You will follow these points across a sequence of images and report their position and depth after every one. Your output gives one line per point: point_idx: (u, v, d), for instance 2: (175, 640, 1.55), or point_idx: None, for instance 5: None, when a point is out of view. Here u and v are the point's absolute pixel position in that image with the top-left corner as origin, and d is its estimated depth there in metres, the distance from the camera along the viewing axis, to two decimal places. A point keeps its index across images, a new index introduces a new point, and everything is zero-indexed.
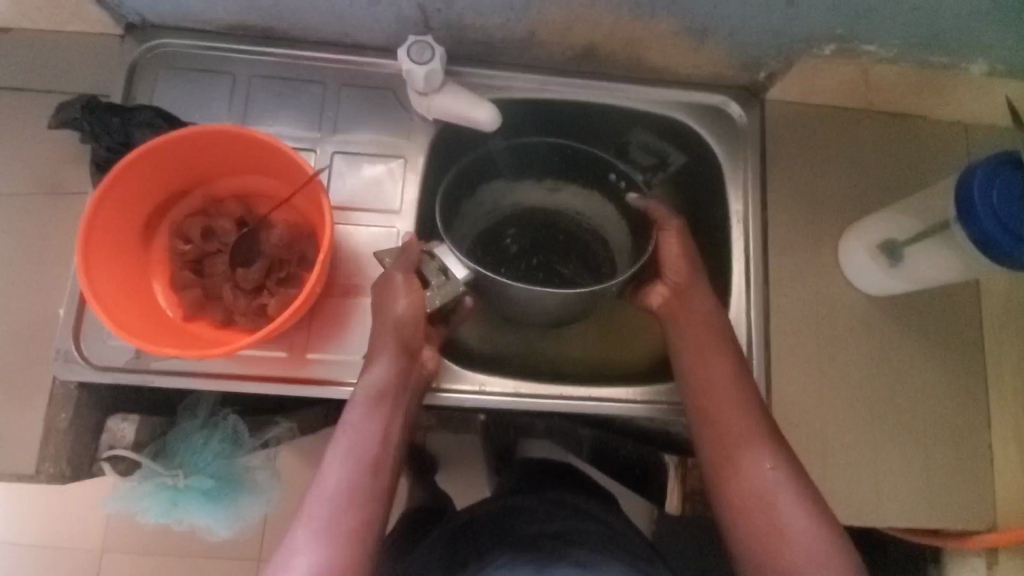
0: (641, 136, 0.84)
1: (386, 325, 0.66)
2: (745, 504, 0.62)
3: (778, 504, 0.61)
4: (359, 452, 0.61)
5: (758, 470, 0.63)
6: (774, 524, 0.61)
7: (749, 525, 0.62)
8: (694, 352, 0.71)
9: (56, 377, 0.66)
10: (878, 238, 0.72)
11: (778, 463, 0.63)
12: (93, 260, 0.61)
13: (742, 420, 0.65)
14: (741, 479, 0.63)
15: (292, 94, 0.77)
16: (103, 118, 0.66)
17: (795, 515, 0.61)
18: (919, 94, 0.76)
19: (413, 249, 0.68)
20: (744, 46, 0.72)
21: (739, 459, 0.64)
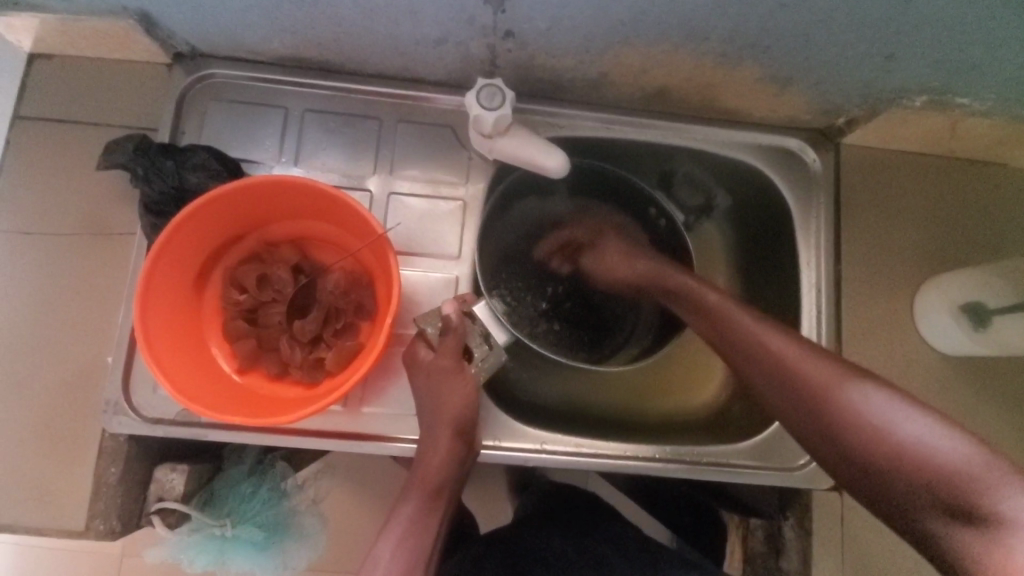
0: (692, 172, 0.81)
1: (444, 418, 0.64)
2: (874, 454, 0.47)
3: (915, 434, 0.45)
4: (407, 545, 0.62)
5: (872, 404, 0.48)
6: (924, 461, 0.44)
7: (895, 479, 0.45)
8: (746, 330, 0.60)
9: (105, 430, 0.64)
10: (961, 299, 0.70)
11: (887, 391, 0.49)
12: (150, 316, 0.58)
13: (823, 370, 0.52)
14: (851, 425, 0.49)
15: (347, 130, 0.73)
16: (155, 161, 0.63)
17: (941, 435, 0.45)
18: (1005, 145, 0.72)
19: (457, 321, 0.66)
20: (827, 94, 0.68)
21: (840, 407, 0.50)
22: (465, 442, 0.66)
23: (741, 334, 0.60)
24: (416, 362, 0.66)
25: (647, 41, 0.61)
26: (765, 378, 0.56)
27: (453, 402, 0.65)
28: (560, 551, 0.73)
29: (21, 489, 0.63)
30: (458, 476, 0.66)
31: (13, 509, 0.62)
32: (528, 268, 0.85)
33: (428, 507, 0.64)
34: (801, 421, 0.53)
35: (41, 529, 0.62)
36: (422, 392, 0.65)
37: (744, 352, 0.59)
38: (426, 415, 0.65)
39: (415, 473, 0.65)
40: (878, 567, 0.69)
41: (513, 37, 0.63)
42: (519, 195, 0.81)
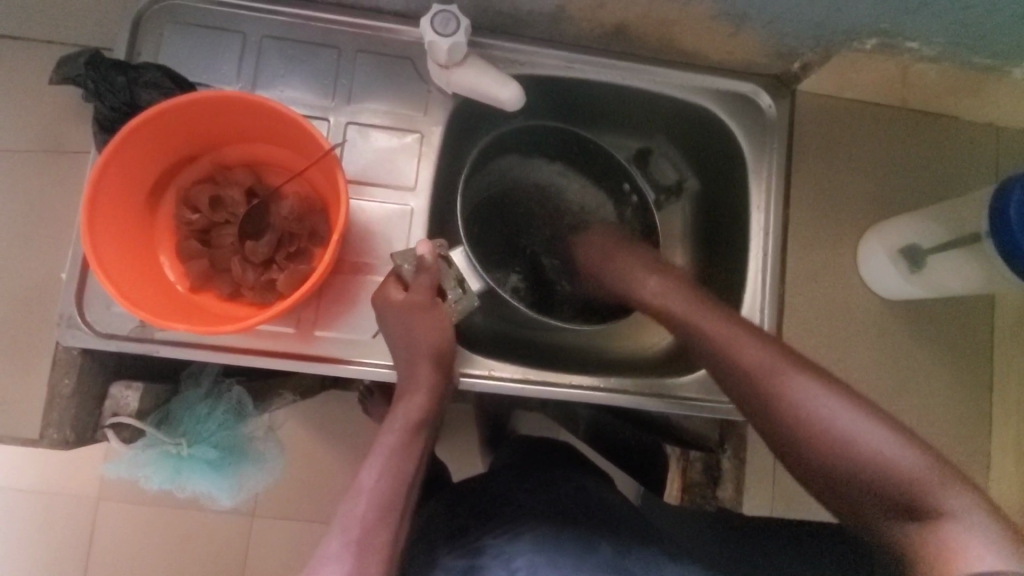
0: (666, 146, 0.86)
1: (420, 353, 0.66)
2: (848, 465, 0.52)
3: (874, 447, 0.51)
4: (390, 475, 0.61)
5: (826, 415, 0.54)
6: (880, 466, 0.51)
7: (870, 494, 0.52)
8: (748, 366, 0.59)
9: (59, 342, 0.65)
10: (901, 243, 0.71)
11: (847, 402, 0.54)
12: (98, 228, 0.59)
13: (792, 376, 0.56)
14: (824, 443, 0.53)
15: (306, 59, 0.73)
16: (107, 75, 0.64)
17: (897, 447, 0.51)
18: (955, 95, 0.74)
19: (432, 261, 0.67)
20: (781, 34, 0.69)
21: (816, 424, 0.54)
22: (443, 374, 0.68)
23: (752, 374, 0.58)
24: (386, 304, 0.67)
25: None
26: (756, 404, 0.58)
27: (427, 335, 0.66)
28: (523, 499, 0.76)
29: None
30: (438, 410, 0.68)
31: None
32: (497, 229, 0.87)
33: (409, 438, 0.64)
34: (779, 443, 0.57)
35: None
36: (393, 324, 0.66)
37: (744, 387, 0.59)
38: (401, 352, 0.67)
39: (397, 408, 0.66)
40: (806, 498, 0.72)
41: None
42: (500, 151, 0.82)
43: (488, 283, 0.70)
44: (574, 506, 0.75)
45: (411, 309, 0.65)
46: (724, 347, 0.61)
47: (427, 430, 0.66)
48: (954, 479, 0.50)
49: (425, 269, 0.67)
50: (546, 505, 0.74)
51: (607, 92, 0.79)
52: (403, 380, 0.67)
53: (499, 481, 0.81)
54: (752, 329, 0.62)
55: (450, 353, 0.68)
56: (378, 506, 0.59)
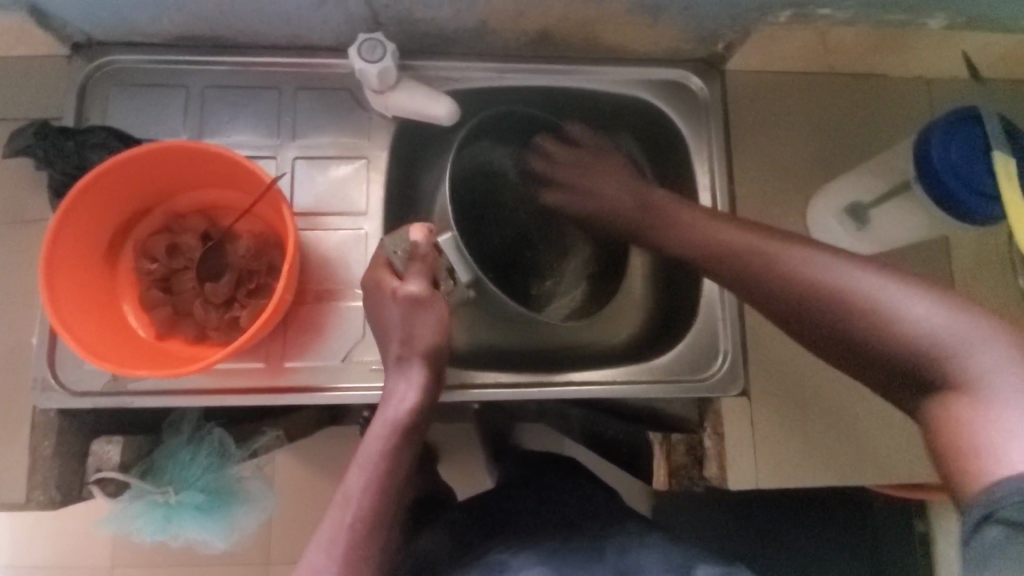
0: (627, 141, 0.86)
1: (414, 350, 0.63)
2: (863, 324, 0.50)
3: (889, 295, 0.49)
4: (375, 483, 0.57)
5: (831, 271, 0.52)
6: (903, 338, 0.48)
7: (884, 314, 0.49)
8: (761, 261, 0.57)
9: (36, 406, 0.66)
10: (845, 202, 0.73)
11: (902, 283, 0.49)
12: (58, 288, 0.61)
13: (782, 246, 0.56)
14: (822, 291, 0.52)
15: (249, 102, 0.76)
16: (56, 142, 0.66)
17: (916, 303, 0.48)
18: (878, 53, 0.76)
19: (426, 248, 0.68)
20: (697, 19, 0.72)
21: (827, 292, 0.52)
22: (436, 375, 0.64)
23: (747, 252, 0.59)
24: (388, 296, 0.65)
25: None
26: (759, 287, 0.57)
27: (421, 335, 0.64)
28: (517, 514, 0.76)
29: None
30: (429, 416, 0.63)
31: None
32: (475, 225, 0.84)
33: (400, 444, 0.59)
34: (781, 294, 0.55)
35: None
36: (391, 318, 0.65)
37: (738, 269, 0.59)
38: (394, 348, 0.64)
39: (384, 410, 0.61)
40: (790, 465, 0.73)
41: None
42: (475, 138, 0.82)
43: (475, 272, 0.73)
44: (569, 517, 0.75)
45: (416, 306, 0.64)
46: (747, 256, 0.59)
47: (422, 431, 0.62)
48: (996, 337, 0.46)
49: (421, 258, 0.67)
50: (542, 518, 0.75)
51: (545, 98, 0.81)
52: (394, 376, 0.63)
53: (495, 500, 0.81)
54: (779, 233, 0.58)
55: (445, 354, 0.65)
56: (365, 516, 0.56)
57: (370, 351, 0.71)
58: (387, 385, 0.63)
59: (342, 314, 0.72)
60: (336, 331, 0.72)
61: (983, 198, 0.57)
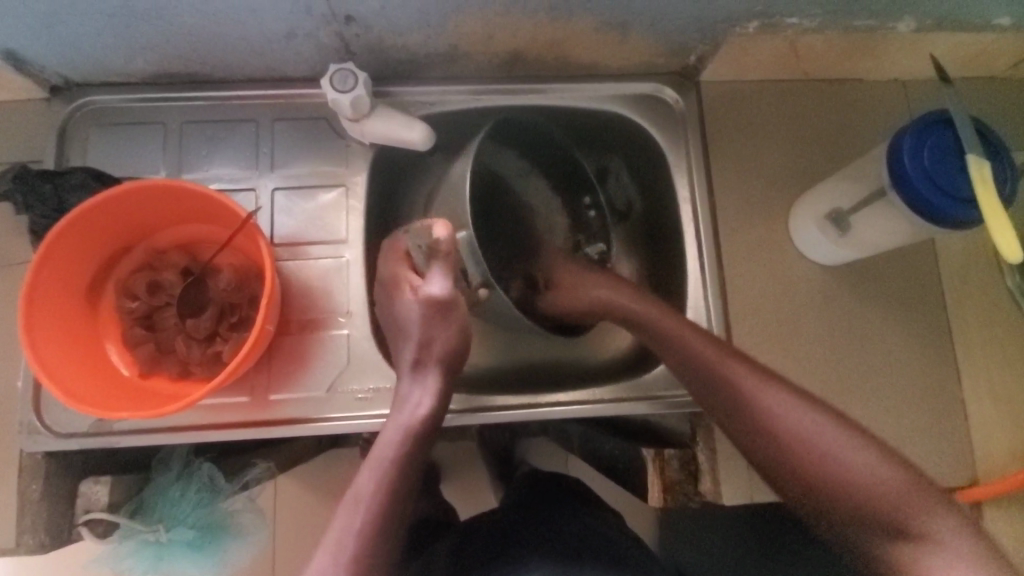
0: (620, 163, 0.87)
1: (430, 356, 0.63)
2: (835, 486, 0.56)
3: (852, 461, 0.56)
4: (390, 478, 0.55)
5: (814, 435, 0.57)
6: (872, 501, 0.55)
7: (852, 488, 0.55)
8: (754, 404, 0.60)
9: (22, 450, 0.66)
10: (825, 209, 0.72)
11: (853, 443, 0.57)
12: (37, 331, 0.61)
13: (770, 396, 0.60)
14: (801, 450, 0.57)
15: (227, 136, 0.76)
16: (34, 186, 0.67)
17: (870, 462, 0.56)
18: (851, 58, 0.76)
19: (448, 245, 0.63)
20: (667, 33, 0.72)
21: (809, 450, 0.57)
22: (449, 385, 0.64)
23: (738, 393, 0.61)
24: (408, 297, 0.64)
25: (479, 6, 0.65)
26: (750, 432, 0.60)
27: (441, 339, 0.64)
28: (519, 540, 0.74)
29: None
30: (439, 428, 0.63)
31: None
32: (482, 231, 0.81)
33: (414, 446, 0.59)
34: (824, 482, 0.56)
35: None
36: (409, 311, 0.64)
37: (735, 415, 0.61)
38: (410, 352, 0.64)
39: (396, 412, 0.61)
40: None
41: (355, 20, 0.66)
42: (501, 145, 0.84)
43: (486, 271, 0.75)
44: (571, 543, 0.73)
45: (438, 312, 0.63)
46: (796, 435, 0.58)
47: (433, 440, 0.61)
48: (940, 503, 0.54)
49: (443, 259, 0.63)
50: (542, 545, 0.72)
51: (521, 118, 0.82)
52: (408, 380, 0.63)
53: (494, 524, 0.79)
54: (835, 415, 0.59)
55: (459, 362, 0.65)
56: (378, 514, 0.54)
57: (355, 380, 0.71)
58: (400, 391, 0.63)
59: (326, 343, 0.72)
60: (320, 360, 0.72)
61: (957, 202, 0.56)
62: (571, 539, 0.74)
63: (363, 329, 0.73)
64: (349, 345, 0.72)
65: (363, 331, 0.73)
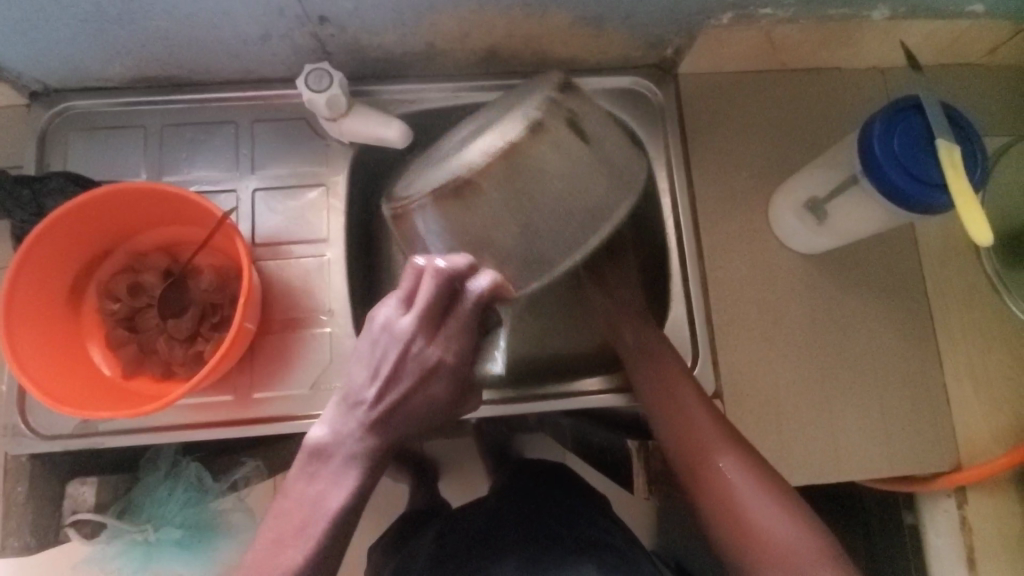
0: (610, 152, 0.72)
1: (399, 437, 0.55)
2: (728, 508, 0.62)
3: (745, 492, 0.62)
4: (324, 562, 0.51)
5: (712, 456, 0.64)
6: (755, 532, 0.60)
7: (743, 512, 0.61)
8: (674, 414, 0.67)
9: (7, 453, 0.67)
10: (802, 198, 0.73)
11: (752, 481, 0.62)
12: (18, 334, 0.61)
13: (690, 411, 0.67)
14: (700, 467, 0.64)
15: (206, 138, 0.77)
16: (13, 191, 0.68)
17: (766, 509, 0.61)
18: (827, 47, 0.76)
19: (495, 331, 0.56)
20: (641, 26, 0.72)
21: (710, 472, 0.63)
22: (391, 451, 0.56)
23: (663, 406, 0.68)
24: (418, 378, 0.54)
25: (451, 3, 0.66)
26: (670, 442, 0.67)
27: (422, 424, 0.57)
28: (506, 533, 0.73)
29: None
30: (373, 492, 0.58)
31: None
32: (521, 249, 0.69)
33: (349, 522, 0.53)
34: (730, 532, 0.61)
35: None
36: (418, 373, 0.54)
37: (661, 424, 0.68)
38: (386, 428, 0.54)
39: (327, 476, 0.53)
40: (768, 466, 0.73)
41: (329, 20, 0.67)
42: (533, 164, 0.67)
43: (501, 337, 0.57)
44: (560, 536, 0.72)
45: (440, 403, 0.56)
46: (723, 484, 0.62)
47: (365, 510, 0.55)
48: None
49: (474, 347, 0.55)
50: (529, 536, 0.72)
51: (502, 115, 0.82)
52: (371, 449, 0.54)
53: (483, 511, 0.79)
54: (745, 452, 0.64)
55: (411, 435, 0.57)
56: None
57: (338, 377, 0.72)
58: (348, 450, 0.53)
59: (309, 341, 0.72)
60: (305, 353, 0.72)
61: (929, 188, 0.56)
62: (560, 531, 0.73)
63: (345, 326, 0.73)
64: (332, 343, 0.73)
65: (346, 328, 0.73)
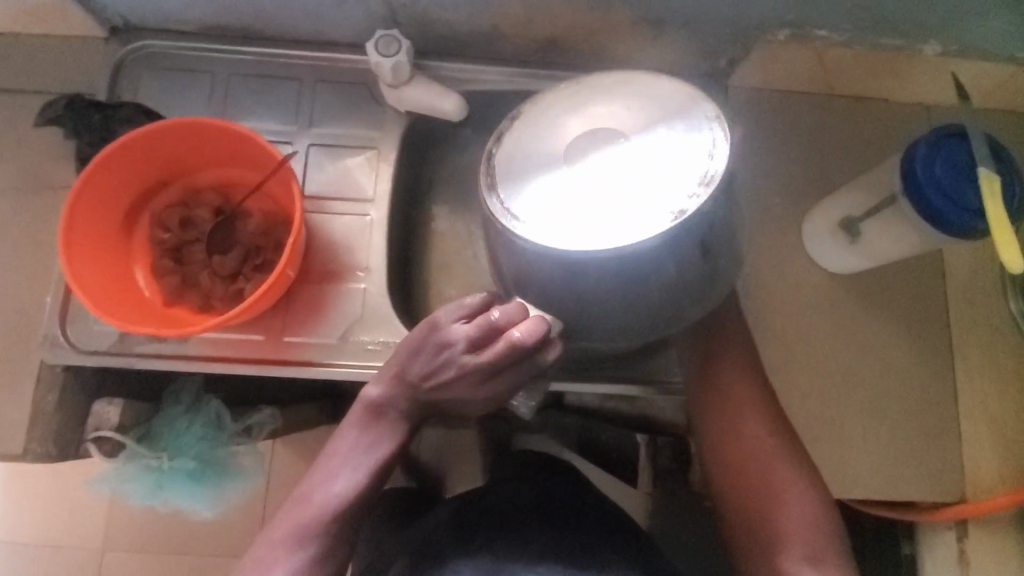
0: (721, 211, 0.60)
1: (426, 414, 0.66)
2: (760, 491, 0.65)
3: (780, 477, 0.65)
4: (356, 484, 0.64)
5: (756, 441, 0.68)
6: (780, 515, 0.63)
7: (773, 496, 0.64)
8: (724, 399, 0.70)
9: (43, 362, 0.69)
10: (836, 217, 0.75)
11: (790, 468, 0.66)
12: (74, 246, 0.64)
13: (744, 398, 0.70)
14: (743, 449, 0.68)
15: (270, 91, 0.80)
16: (86, 114, 0.72)
17: (796, 496, 0.64)
18: (876, 77, 0.78)
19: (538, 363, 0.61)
20: (699, 33, 0.74)
21: (752, 454, 0.67)
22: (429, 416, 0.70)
23: (716, 391, 0.71)
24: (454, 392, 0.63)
25: None
26: (715, 423, 0.70)
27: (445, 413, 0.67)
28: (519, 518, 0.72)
29: None
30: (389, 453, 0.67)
31: None
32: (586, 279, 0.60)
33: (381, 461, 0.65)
34: (753, 511, 0.65)
35: None
36: (455, 389, 0.63)
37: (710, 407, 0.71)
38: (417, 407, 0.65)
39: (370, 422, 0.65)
40: None
41: None
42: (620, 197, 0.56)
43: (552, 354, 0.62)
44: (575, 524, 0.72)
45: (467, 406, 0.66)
46: (757, 455, 0.67)
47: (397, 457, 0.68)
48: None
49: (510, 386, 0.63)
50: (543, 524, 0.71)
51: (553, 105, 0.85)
52: (410, 416, 0.66)
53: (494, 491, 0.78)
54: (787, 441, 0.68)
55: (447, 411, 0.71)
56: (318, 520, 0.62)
57: (366, 331, 0.74)
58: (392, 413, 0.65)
59: (343, 294, 0.75)
60: (338, 305, 0.74)
61: (965, 213, 0.58)
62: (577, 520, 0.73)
63: (379, 284, 0.75)
64: (365, 298, 0.75)
65: (380, 285, 0.75)
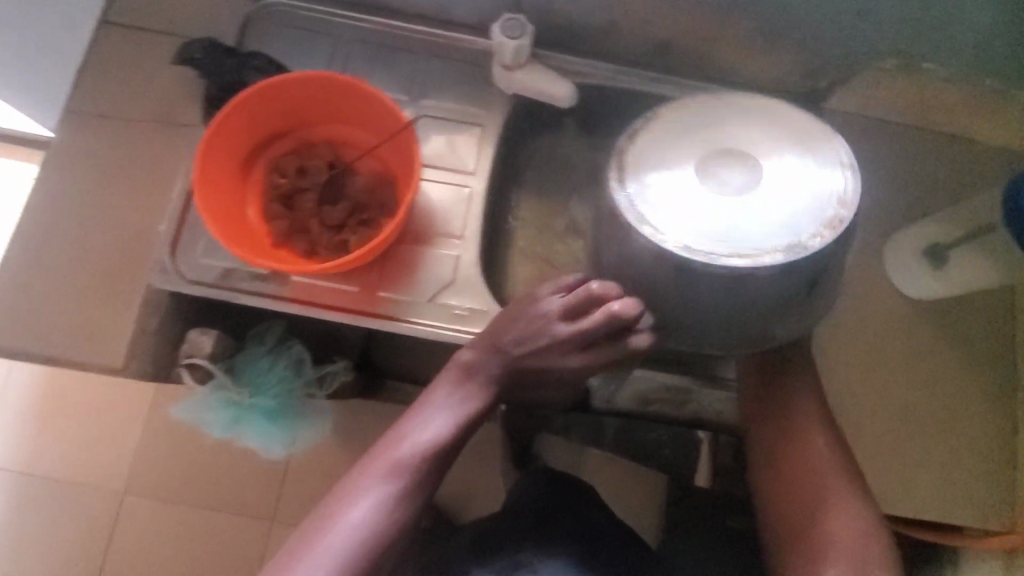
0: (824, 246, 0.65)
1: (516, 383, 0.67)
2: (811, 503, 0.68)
3: (831, 492, 0.68)
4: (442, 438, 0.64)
5: (812, 454, 0.71)
6: (827, 528, 0.66)
7: (821, 509, 0.67)
8: (788, 409, 0.74)
9: (151, 284, 0.72)
10: (922, 245, 0.79)
11: (842, 485, 0.68)
12: (204, 178, 0.68)
13: (806, 413, 0.73)
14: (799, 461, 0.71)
15: (386, 59, 0.84)
16: (220, 57, 0.76)
17: (845, 514, 0.66)
18: (972, 114, 0.81)
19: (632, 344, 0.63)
20: (808, 50, 0.78)
21: (805, 467, 0.70)
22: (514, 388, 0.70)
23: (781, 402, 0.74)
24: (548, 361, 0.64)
25: None
26: (774, 435, 0.74)
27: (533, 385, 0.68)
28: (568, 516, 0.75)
29: (72, 325, 0.71)
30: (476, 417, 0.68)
31: (64, 343, 0.71)
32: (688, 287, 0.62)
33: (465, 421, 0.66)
34: (801, 521, 0.68)
35: (84, 364, 0.70)
36: (549, 357, 0.64)
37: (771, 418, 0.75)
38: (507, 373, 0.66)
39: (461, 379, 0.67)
40: None
41: None
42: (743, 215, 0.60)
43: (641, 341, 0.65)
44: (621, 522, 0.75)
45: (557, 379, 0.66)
46: (810, 469, 0.70)
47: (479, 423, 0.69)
48: None
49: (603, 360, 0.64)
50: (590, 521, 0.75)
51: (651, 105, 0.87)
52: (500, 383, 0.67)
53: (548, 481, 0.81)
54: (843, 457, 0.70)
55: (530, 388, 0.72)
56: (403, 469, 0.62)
57: (455, 296, 0.76)
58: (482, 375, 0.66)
59: (436, 258, 0.78)
60: (432, 268, 0.77)
61: None
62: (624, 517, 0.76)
63: (472, 252, 0.78)
64: (457, 264, 0.78)
65: (472, 254, 0.78)
